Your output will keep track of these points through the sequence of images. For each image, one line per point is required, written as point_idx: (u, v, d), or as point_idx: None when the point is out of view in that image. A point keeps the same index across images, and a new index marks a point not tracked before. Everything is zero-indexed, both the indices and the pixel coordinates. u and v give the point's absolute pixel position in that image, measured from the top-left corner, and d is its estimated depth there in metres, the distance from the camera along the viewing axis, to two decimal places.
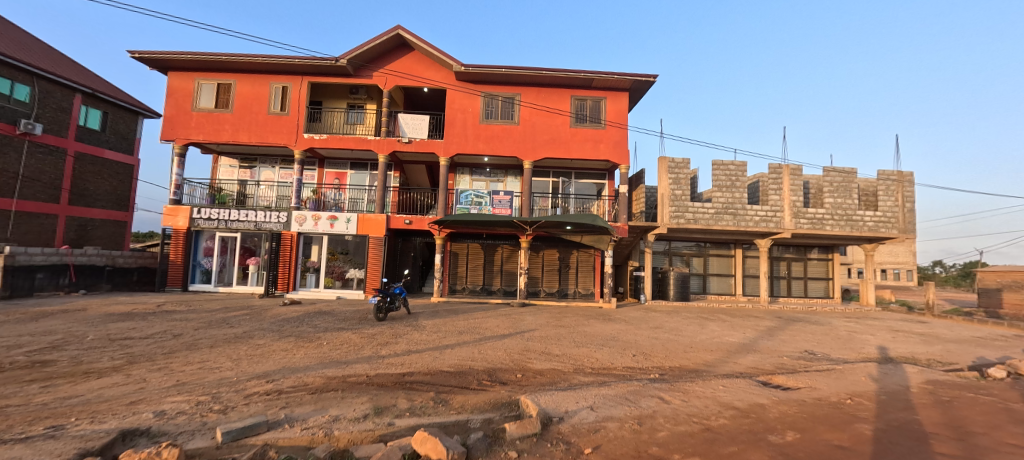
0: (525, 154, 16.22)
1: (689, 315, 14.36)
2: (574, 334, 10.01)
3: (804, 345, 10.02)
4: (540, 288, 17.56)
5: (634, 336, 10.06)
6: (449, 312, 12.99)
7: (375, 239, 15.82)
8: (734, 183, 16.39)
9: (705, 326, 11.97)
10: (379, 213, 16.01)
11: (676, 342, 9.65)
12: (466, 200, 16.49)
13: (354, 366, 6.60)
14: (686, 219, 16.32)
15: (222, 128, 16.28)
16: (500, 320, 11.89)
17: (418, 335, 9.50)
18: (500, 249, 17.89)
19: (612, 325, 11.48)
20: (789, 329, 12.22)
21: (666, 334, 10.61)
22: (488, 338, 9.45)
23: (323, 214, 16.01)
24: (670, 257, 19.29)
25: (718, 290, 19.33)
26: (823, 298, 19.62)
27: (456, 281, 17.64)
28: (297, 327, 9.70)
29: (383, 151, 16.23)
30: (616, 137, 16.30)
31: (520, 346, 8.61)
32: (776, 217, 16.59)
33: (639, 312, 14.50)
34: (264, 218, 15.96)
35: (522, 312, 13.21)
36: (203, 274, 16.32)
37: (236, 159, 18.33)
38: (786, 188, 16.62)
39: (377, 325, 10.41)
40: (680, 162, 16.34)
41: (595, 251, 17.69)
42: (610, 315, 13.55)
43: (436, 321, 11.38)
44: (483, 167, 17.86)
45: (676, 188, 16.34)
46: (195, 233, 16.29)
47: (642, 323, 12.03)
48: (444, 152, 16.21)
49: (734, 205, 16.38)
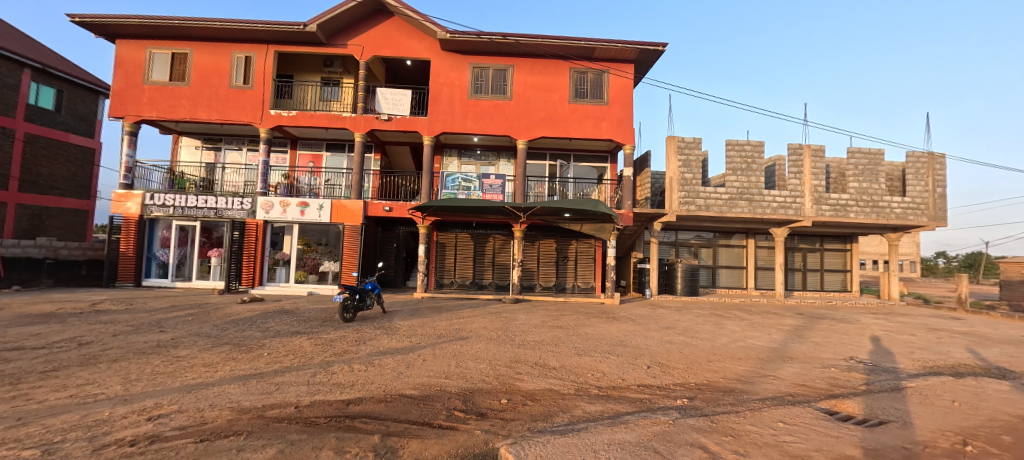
0: (519, 133, 14.53)
1: (702, 312, 12.83)
2: (573, 338, 8.42)
3: (844, 350, 8.50)
4: (536, 282, 16.04)
5: (645, 340, 8.52)
6: (430, 310, 11.38)
7: (351, 228, 14.14)
8: (750, 165, 14.77)
9: (724, 327, 10.43)
10: (355, 199, 14.30)
11: (696, 347, 8.10)
12: (453, 184, 14.83)
13: (286, 390, 4.99)
14: (697, 205, 14.73)
15: (178, 103, 14.49)
16: (488, 319, 10.31)
17: (386, 340, 7.92)
18: (491, 240, 16.28)
19: (617, 326, 9.91)
20: (817, 329, 10.69)
21: (681, 337, 9.06)
22: (469, 343, 7.86)
23: (292, 201, 14.27)
24: (677, 248, 17.73)
25: (729, 284, 17.83)
26: (841, 292, 18.15)
27: (443, 275, 16.07)
28: (242, 332, 8.08)
29: (359, 130, 14.49)
30: (620, 114, 14.64)
31: (507, 355, 7.03)
32: (796, 203, 14.98)
33: (646, 309, 12.95)
34: (226, 205, 14.21)
35: (514, 310, 11.63)
36: (160, 267, 14.63)
37: (198, 139, 16.60)
38: (807, 171, 15.00)
39: (341, 327, 8.81)
40: (690, 141, 14.69)
41: (596, 241, 16.09)
42: (614, 312, 11.99)
43: (413, 321, 9.78)
44: (472, 148, 16.20)
45: (687, 171, 14.71)
46: (149, 222, 14.58)
47: (651, 323, 10.48)
48: (428, 131, 14.48)
49: (749, 190, 14.77)
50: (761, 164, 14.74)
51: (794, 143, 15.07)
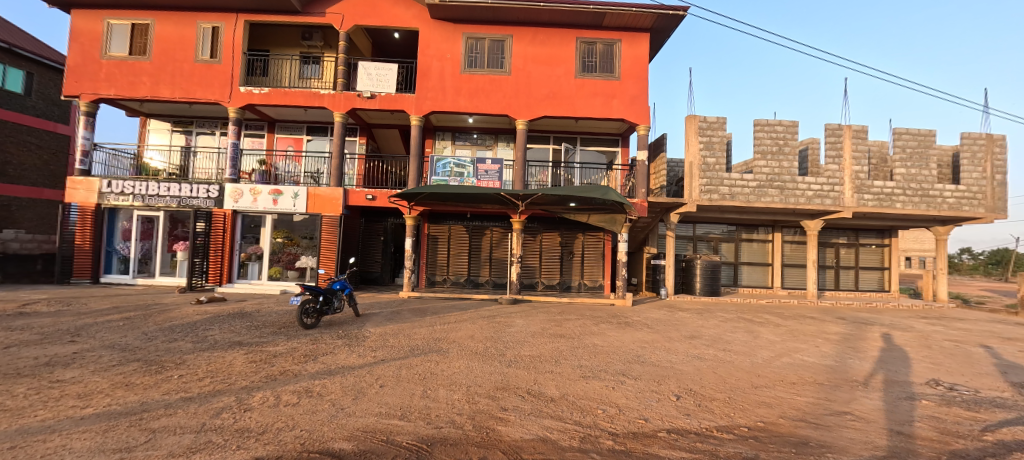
0: (518, 112, 12.84)
1: (728, 315, 11.14)
2: (578, 353, 6.79)
3: (918, 369, 6.78)
4: (538, 280, 14.43)
5: (667, 355, 6.87)
6: (413, 313, 9.80)
7: (330, 219, 12.61)
8: (781, 148, 12.95)
9: (758, 336, 8.74)
10: (335, 187, 12.76)
11: (732, 366, 6.43)
12: (444, 170, 12.94)
13: (156, 446, 3.40)
14: (721, 194, 12.94)
15: (139, 80, 13.06)
16: (478, 325, 8.72)
17: (345, 353, 6.37)
18: (488, 233, 14.69)
19: (631, 335, 8.27)
20: (871, 339, 8.96)
21: (710, 350, 7.40)
22: (448, 359, 6.27)
23: (264, 188, 12.72)
24: (695, 243, 15.99)
25: (752, 282, 16.07)
26: (878, 291, 16.31)
27: (435, 272, 14.56)
28: (170, 344, 6.58)
29: (339, 109, 12.89)
30: (633, 90, 12.89)
31: (493, 379, 5.41)
32: (834, 191, 13.15)
33: (663, 312, 11.27)
34: (190, 193, 12.71)
35: (510, 313, 10.04)
36: (121, 262, 13.23)
37: (168, 122, 15.16)
38: (847, 155, 13.16)
39: (296, 336, 7.29)
40: (713, 121, 12.85)
41: (605, 235, 14.41)
42: (626, 316, 10.33)
43: (388, 328, 8.23)
44: (468, 131, 14.62)
45: (709, 154, 12.92)
46: (108, 212, 13.14)
47: (671, 330, 8.81)
48: (416, 110, 12.85)
49: (781, 176, 12.98)
50: (795, 146, 12.92)
51: (833, 123, 13.21)
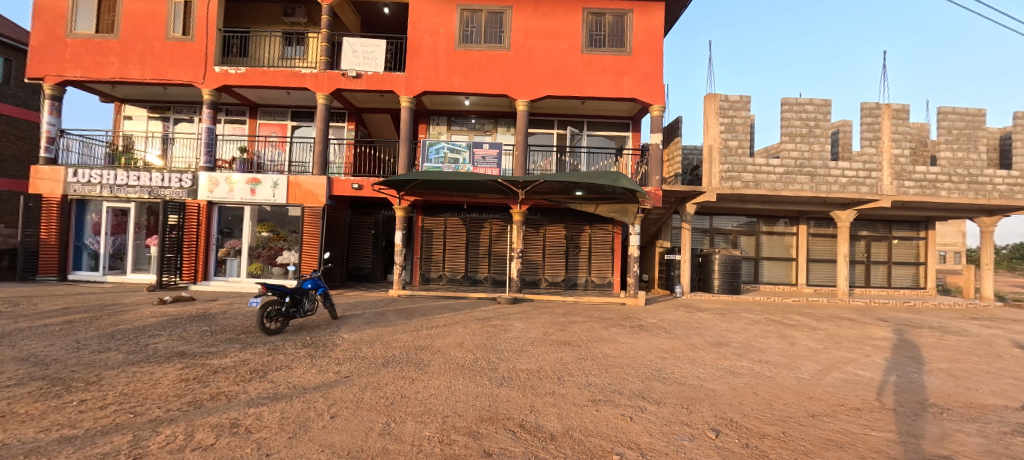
0: (518, 92, 11.61)
1: (753, 316, 9.90)
2: (585, 367, 5.63)
3: (1003, 388, 5.54)
4: (540, 277, 13.29)
5: (693, 370, 5.68)
6: (398, 315, 8.69)
7: (312, 210, 11.53)
8: (812, 130, 11.62)
9: (795, 343, 7.51)
10: (317, 175, 11.65)
11: (775, 385, 5.24)
12: (437, 156, 11.74)
13: None
14: (744, 182, 11.63)
15: (107, 60, 12.04)
16: (470, 329, 7.61)
17: (303, 367, 5.25)
18: (487, 226, 13.55)
19: (648, 342, 7.10)
20: (928, 346, 7.69)
21: (743, 362, 6.21)
22: (428, 375, 5.15)
23: (241, 177, 11.64)
24: (711, 237, 14.72)
25: (774, 279, 14.80)
26: (912, 289, 14.94)
27: (430, 268, 13.50)
28: (97, 356, 5.50)
29: (322, 89, 11.74)
30: (646, 67, 11.60)
31: (477, 406, 4.26)
32: (871, 177, 11.81)
33: (681, 313, 10.05)
34: (161, 183, 11.64)
35: (508, 315, 8.89)
36: (92, 258, 12.28)
37: (144, 108, 14.14)
38: (886, 137, 11.80)
39: (253, 345, 6.19)
40: (735, 101, 11.53)
41: (615, 228, 13.21)
42: (639, 318, 9.13)
43: (365, 332, 7.13)
44: (465, 115, 13.53)
45: (731, 136, 11.61)
46: (77, 204, 12.16)
47: (693, 336, 7.63)
48: (406, 90, 11.66)
49: (811, 161, 11.66)
50: (827, 128, 11.59)
51: (869, 102, 11.84)
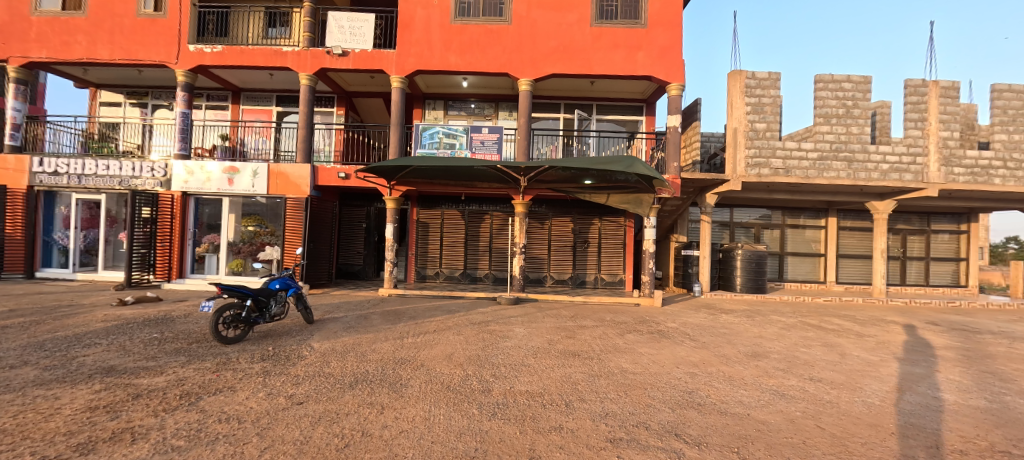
0: (520, 70, 10.48)
1: (786, 320, 8.75)
2: (600, 388, 4.54)
3: None
4: (546, 275, 12.21)
5: (734, 393, 4.57)
6: (384, 319, 7.68)
7: (294, 202, 10.52)
8: (849, 111, 10.42)
9: (845, 354, 6.37)
10: (300, 163, 10.62)
11: (842, 416, 4.12)
12: (431, 141, 10.63)
13: None
14: (773, 168, 10.43)
15: (74, 40, 11.10)
16: (463, 336, 6.58)
17: (247, 390, 4.21)
18: (487, 219, 12.50)
19: (671, 352, 6.03)
20: (1001, 357, 6.54)
21: (791, 381, 5.09)
22: (402, 401, 4.09)
23: (217, 165, 10.66)
24: (732, 231, 13.52)
25: (801, 277, 13.60)
26: (953, 287, 13.66)
27: (425, 265, 12.48)
28: (3, 373, 4.52)
29: (304, 68, 10.69)
30: (663, 40, 10.42)
31: (458, 451, 3.19)
32: (916, 163, 10.58)
33: (703, 315, 8.92)
34: (132, 172, 10.68)
35: (508, 319, 7.84)
36: (62, 254, 11.41)
37: (120, 94, 13.22)
38: (933, 118, 10.54)
39: (200, 358, 5.18)
40: (763, 78, 10.33)
41: (627, 221, 12.09)
42: (658, 322, 8.02)
43: (339, 340, 6.11)
44: (464, 98, 12.51)
45: (758, 117, 10.40)
46: (45, 196, 11.26)
47: (723, 345, 6.55)
48: (397, 69, 10.58)
49: (848, 144, 10.45)
50: (866, 108, 10.40)
51: (914, 78, 10.57)
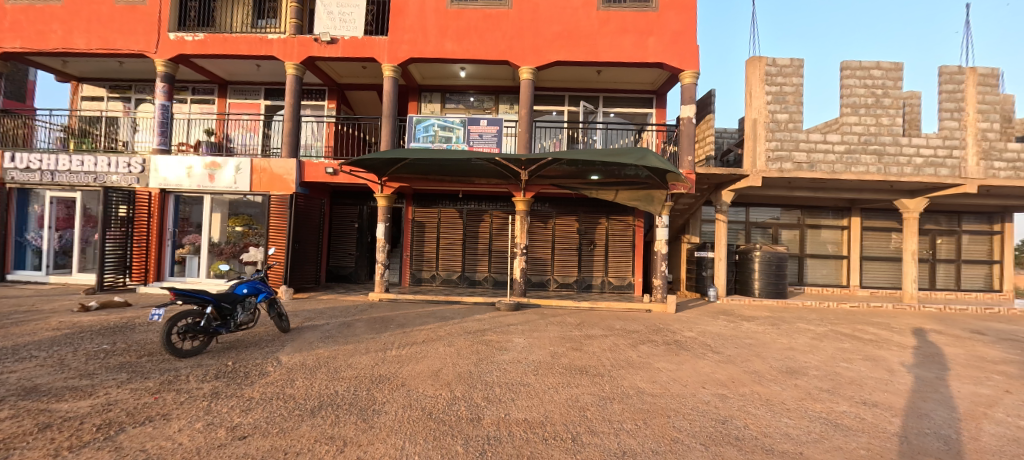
0: (521, 57, 9.74)
1: (815, 328, 7.92)
2: (613, 416, 3.75)
3: None
4: (549, 278, 11.42)
5: (778, 424, 3.76)
6: (370, 326, 6.94)
7: (279, 199, 9.80)
8: (879, 100, 9.61)
9: (893, 371, 5.54)
10: (285, 158, 9.90)
11: (918, 455, 3.30)
12: (425, 134, 9.90)
13: None
14: (796, 162, 9.61)
15: (49, 29, 10.49)
16: (456, 348, 5.81)
17: (183, 420, 3.46)
18: (487, 218, 11.73)
19: (693, 368, 5.23)
20: None
21: (841, 406, 4.27)
22: (370, 435, 3.32)
23: (198, 160, 9.95)
24: (748, 231, 12.68)
25: (822, 280, 12.73)
26: (986, 292, 12.74)
27: (421, 267, 11.73)
28: None
29: (290, 57, 10.00)
30: (675, 24, 9.64)
31: None
32: (953, 156, 9.71)
33: (722, 323, 8.10)
34: (108, 168, 10.01)
35: (508, 327, 7.06)
36: (36, 256, 10.77)
37: (103, 88, 12.62)
38: (971, 107, 9.67)
39: (145, 375, 4.44)
40: (785, 65, 9.50)
41: (636, 221, 11.28)
42: (674, 331, 7.22)
43: (313, 353, 5.36)
44: (462, 91, 11.81)
45: (779, 107, 9.59)
46: (18, 194, 10.63)
47: (752, 358, 5.74)
48: (389, 57, 9.87)
49: (878, 136, 9.63)
50: (897, 97, 9.58)
51: (949, 65, 9.70)
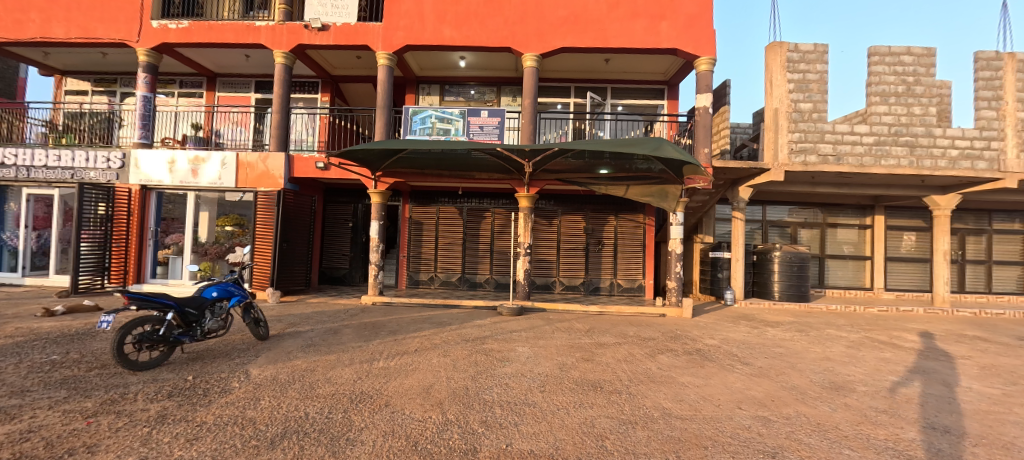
0: (524, 44, 9.11)
1: (848, 335, 7.23)
2: (637, 447, 3.07)
3: None
4: (554, 280, 10.75)
5: (840, 458, 3.07)
6: (358, 333, 6.30)
7: (266, 196, 9.19)
8: (910, 88, 8.91)
9: (953, 386, 4.83)
10: (273, 152, 9.29)
11: None
12: (422, 126, 9.27)
13: None
14: (822, 155, 8.91)
15: (27, 18, 9.96)
16: (452, 358, 5.15)
17: (110, 454, 2.81)
18: (488, 216, 11.09)
19: (723, 383, 4.55)
20: None
21: (908, 433, 3.59)
22: None
23: (180, 155, 9.34)
24: (765, 231, 11.98)
25: (844, 282, 12.00)
26: (1020, 295, 11.96)
27: (419, 268, 11.09)
28: None
29: (279, 45, 9.41)
30: (690, 7, 8.97)
31: None
32: (991, 148, 8.99)
33: (745, 329, 7.40)
34: (86, 163, 9.44)
35: (510, 335, 6.40)
36: (12, 257, 10.20)
37: (88, 81, 12.09)
38: (1010, 95, 8.96)
39: (86, 393, 3.80)
40: (808, 51, 8.83)
41: (646, 219, 10.59)
42: (694, 338, 6.55)
43: (289, 364, 4.71)
44: (462, 82, 11.20)
45: (803, 96, 8.90)
46: None
47: (789, 371, 5.04)
48: (384, 45, 9.27)
49: (910, 127, 8.94)
50: (930, 84, 8.90)
51: (985, 50, 9.01)
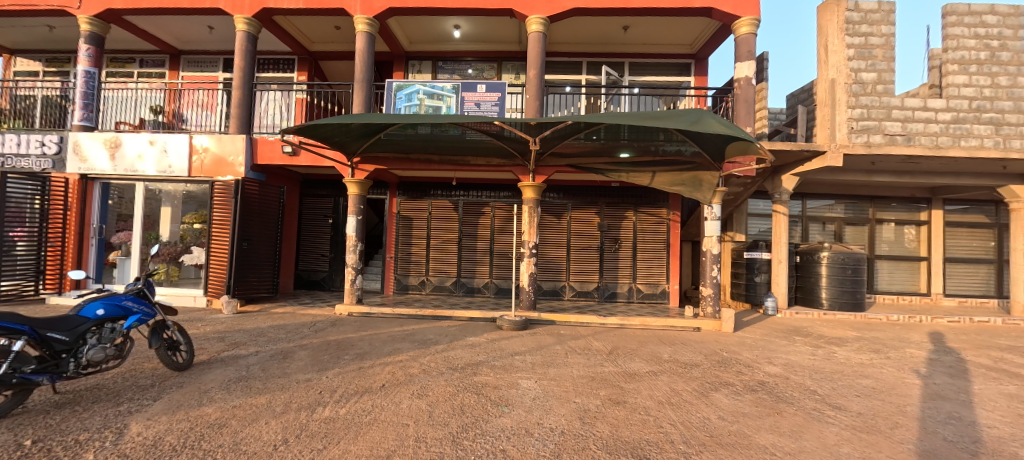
0: (529, 4, 7.62)
1: (938, 358, 5.72)
2: None
3: None
4: (563, 284, 9.31)
5: None
6: (314, 358, 4.88)
7: (224, 187, 7.81)
8: (995, 54, 7.38)
9: None
10: (233, 135, 7.91)
11: None
12: (409, 105, 7.86)
13: None
14: (888, 135, 7.40)
15: None
16: (430, 400, 3.70)
17: None
18: (488, 211, 9.64)
19: (824, 447, 3.07)
20: None
21: None
22: None
23: (123, 139, 7.98)
24: (805, 227, 10.45)
25: (897, 287, 10.46)
26: None
27: (408, 271, 9.67)
28: None
29: (240, 10, 8.00)
30: None
31: None
32: None
33: (806, 349, 5.90)
34: (17, 149, 8.03)
35: (512, 359, 4.98)
36: None
37: (40, 61, 10.82)
38: None
39: None
40: (871, 10, 7.33)
41: (671, 214, 9.11)
42: (748, 364, 5.09)
43: (192, 416, 3.26)
44: (457, 58, 9.76)
45: (865, 64, 7.37)
46: None
47: (904, 423, 3.56)
48: (363, 8, 7.83)
49: (995, 101, 7.40)
50: (1018, 49, 7.37)
51: None
